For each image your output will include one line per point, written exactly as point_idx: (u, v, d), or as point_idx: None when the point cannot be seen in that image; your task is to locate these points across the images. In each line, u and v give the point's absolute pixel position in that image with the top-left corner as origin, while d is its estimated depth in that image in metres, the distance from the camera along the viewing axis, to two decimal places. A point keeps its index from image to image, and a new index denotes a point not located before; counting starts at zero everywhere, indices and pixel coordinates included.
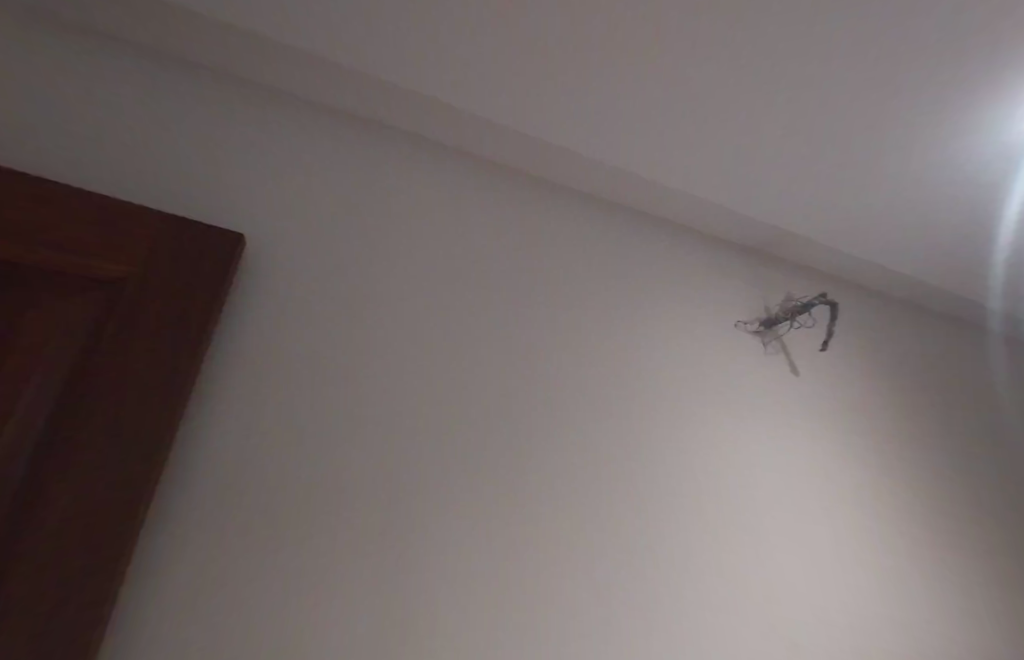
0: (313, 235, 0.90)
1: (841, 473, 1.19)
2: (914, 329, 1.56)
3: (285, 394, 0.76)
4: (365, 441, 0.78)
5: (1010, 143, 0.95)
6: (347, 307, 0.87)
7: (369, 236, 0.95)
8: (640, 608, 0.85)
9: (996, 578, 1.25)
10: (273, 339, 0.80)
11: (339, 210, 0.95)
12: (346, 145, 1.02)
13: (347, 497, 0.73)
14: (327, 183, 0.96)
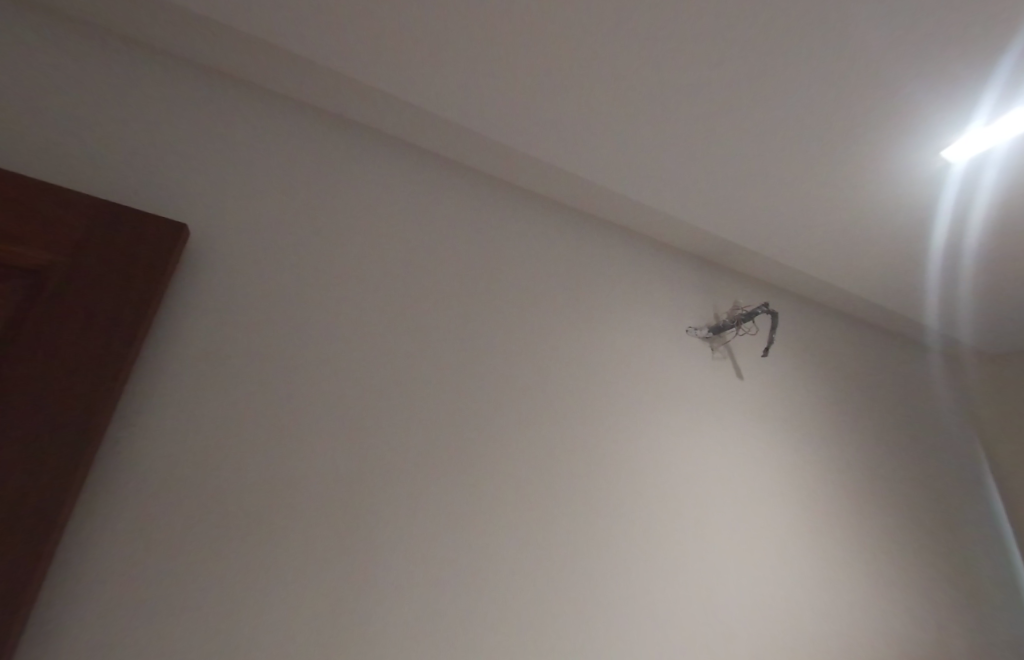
0: (259, 239, 0.81)
1: (778, 469, 1.27)
2: (837, 333, 1.72)
3: (228, 426, 0.69)
4: (322, 475, 0.72)
5: (924, 178, 1.04)
6: (296, 316, 0.79)
7: (320, 239, 0.86)
8: (593, 613, 0.85)
9: (898, 557, 1.41)
10: (213, 362, 0.71)
11: (289, 211, 0.85)
12: (298, 138, 0.92)
13: (300, 539, 0.68)
14: (275, 180, 0.86)
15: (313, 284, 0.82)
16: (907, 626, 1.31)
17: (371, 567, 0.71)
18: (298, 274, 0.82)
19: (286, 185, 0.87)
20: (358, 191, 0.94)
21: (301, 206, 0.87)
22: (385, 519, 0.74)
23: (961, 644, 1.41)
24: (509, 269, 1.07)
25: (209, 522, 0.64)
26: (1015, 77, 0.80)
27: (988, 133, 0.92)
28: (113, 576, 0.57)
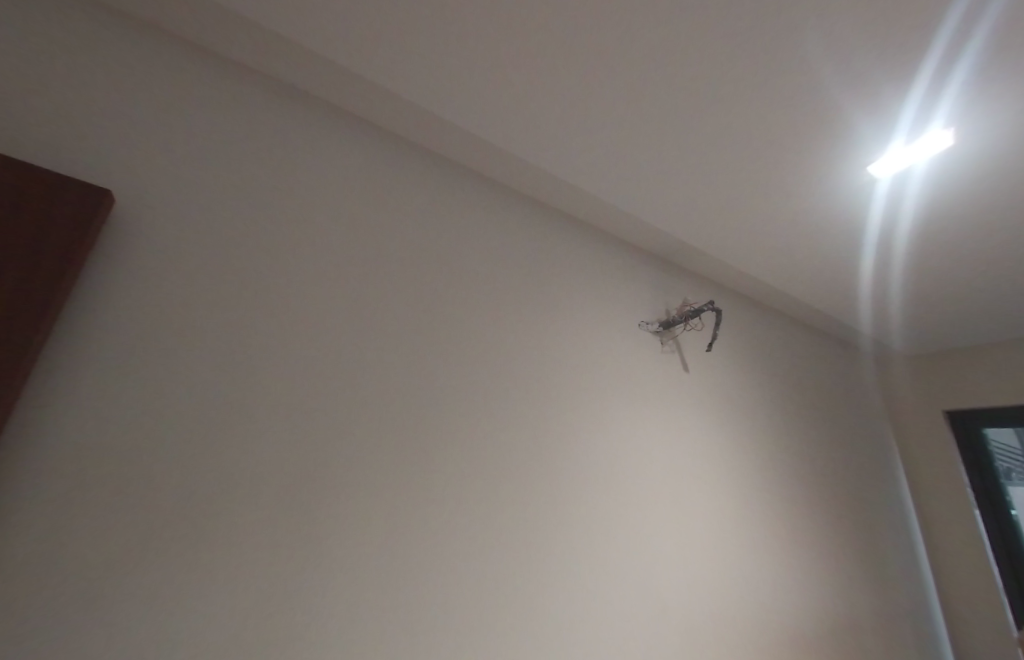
0: (198, 214, 0.76)
1: (713, 457, 1.36)
2: (774, 331, 1.85)
3: (159, 413, 0.65)
4: (263, 464, 0.70)
5: (852, 192, 1.12)
6: (236, 297, 0.75)
7: (264, 217, 0.82)
8: (533, 596, 0.88)
9: (815, 535, 1.55)
10: (145, 345, 0.67)
11: (232, 186, 0.80)
12: (244, 107, 0.86)
13: (241, 530, 0.66)
14: (218, 151, 0.81)
15: (258, 266, 0.79)
16: (819, 596, 1.45)
17: (314, 558, 0.70)
18: (242, 254, 0.78)
19: (230, 158, 0.81)
20: (310, 169, 0.90)
21: (247, 182, 0.82)
22: (329, 510, 0.73)
23: (862, 613, 1.59)
24: (468, 258, 1.07)
25: (137, 514, 0.61)
26: (928, 103, 0.87)
27: (909, 152, 0.99)
28: (26, 563, 0.55)
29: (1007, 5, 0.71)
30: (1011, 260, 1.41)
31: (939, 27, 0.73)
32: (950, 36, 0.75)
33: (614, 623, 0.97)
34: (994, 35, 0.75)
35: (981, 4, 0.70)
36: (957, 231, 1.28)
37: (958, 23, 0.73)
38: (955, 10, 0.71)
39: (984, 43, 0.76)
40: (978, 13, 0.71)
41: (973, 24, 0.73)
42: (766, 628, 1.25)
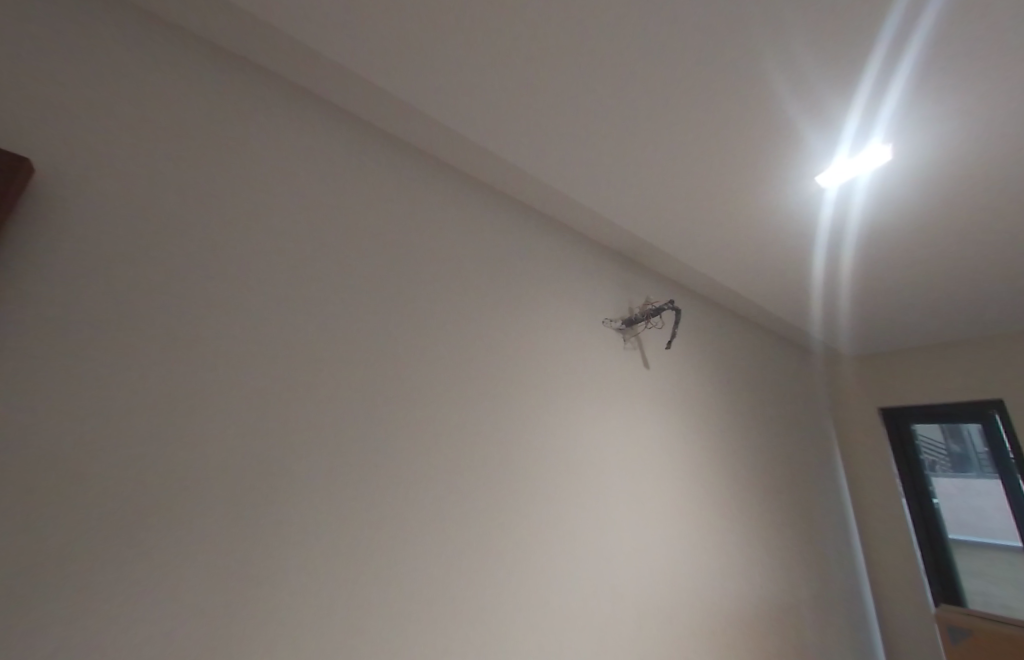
0: (144, 192, 0.71)
1: (667, 450, 1.41)
2: (728, 330, 1.94)
3: (98, 401, 0.62)
4: (214, 455, 0.67)
5: (800, 200, 1.19)
6: (179, 282, 0.71)
7: (212, 197, 0.77)
8: (487, 590, 0.90)
9: (760, 523, 1.65)
10: (81, 327, 0.63)
11: (182, 163, 0.76)
12: (198, 81, 0.82)
13: (188, 522, 0.64)
14: (169, 126, 0.76)
15: (212, 249, 0.75)
16: (761, 580, 1.55)
17: (269, 552, 0.68)
18: (193, 235, 0.74)
19: (181, 134, 0.77)
20: (270, 151, 0.87)
21: (200, 160, 0.78)
22: (285, 502, 0.71)
23: (801, 596, 1.71)
24: (434, 250, 1.06)
25: (63, 510, 0.57)
26: (866, 121, 0.93)
27: (853, 164, 1.06)
28: None
29: (940, 36, 0.76)
30: (938, 268, 1.53)
31: (870, 54, 0.79)
32: (881, 62, 0.80)
33: (567, 612, 1.00)
34: (920, 65, 0.80)
35: (907, 36, 0.76)
36: (893, 240, 1.38)
37: (887, 51, 0.78)
38: (883, 40, 0.76)
39: (911, 70, 0.82)
40: (904, 44, 0.77)
41: (901, 53, 0.78)
42: (713, 614, 1.32)
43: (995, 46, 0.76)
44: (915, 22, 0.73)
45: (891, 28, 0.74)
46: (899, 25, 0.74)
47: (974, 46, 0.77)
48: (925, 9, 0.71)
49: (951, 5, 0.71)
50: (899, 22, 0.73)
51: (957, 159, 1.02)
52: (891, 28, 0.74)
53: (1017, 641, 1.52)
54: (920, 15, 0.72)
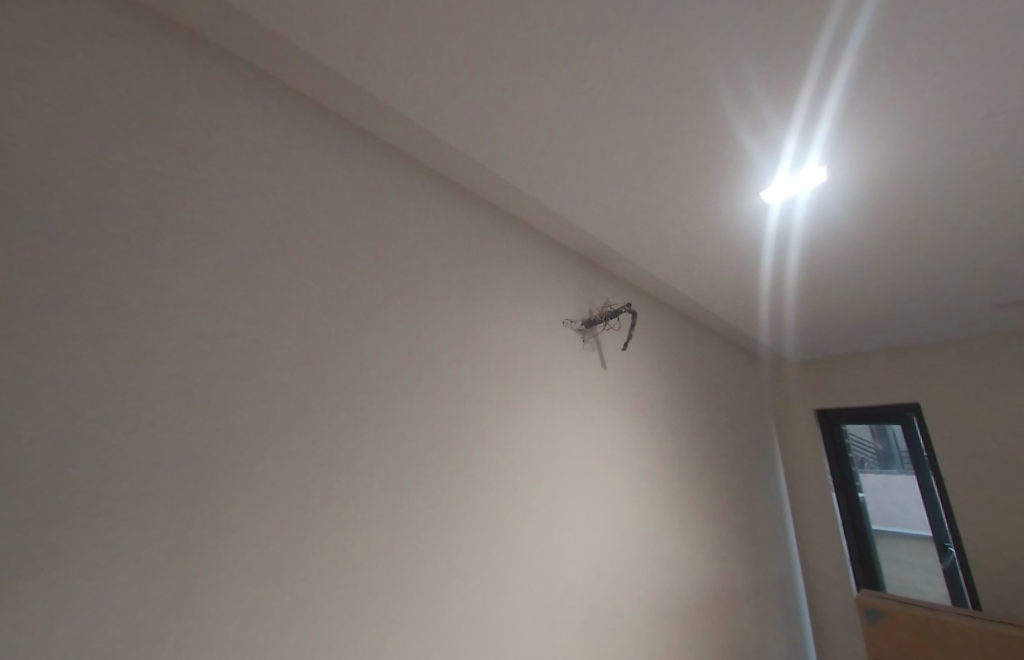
0: (82, 177, 0.68)
1: (621, 449, 1.46)
2: (683, 334, 2.04)
3: (27, 396, 0.60)
4: (153, 453, 0.66)
5: (749, 214, 1.27)
6: (120, 271, 0.68)
7: (158, 183, 0.74)
8: (436, 586, 0.91)
9: (704, 518, 1.74)
10: (9, 320, 0.60)
11: (125, 146, 0.72)
12: (147, 56, 0.77)
13: (124, 521, 0.63)
14: (112, 106, 0.72)
15: (156, 238, 0.72)
16: (703, 571, 1.64)
17: (212, 550, 0.68)
18: (135, 224, 0.71)
19: (126, 114, 0.73)
20: (225, 135, 0.83)
21: (146, 143, 0.74)
22: (231, 500, 0.71)
23: (739, 585, 1.82)
24: (396, 246, 1.05)
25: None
26: (803, 144, 1.01)
27: (793, 183, 1.14)
28: None
29: (863, 74, 0.83)
30: (869, 282, 1.67)
31: (801, 85, 0.86)
32: (811, 94, 0.87)
33: (516, 607, 1.02)
34: (848, 97, 0.88)
35: (830, 73, 0.83)
36: (830, 255, 1.50)
37: (815, 84, 0.85)
38: (810, 75, 0.83)
39: (839, 101, 0.89)
40: (829, 79, 0.84)
41: (827, 86, 0.86)
42: (657, 608, 1.38)
43: (907, 86, 0.85)
44: (837, 60, 0.81)
45: (816, 65, 0.81)
46: (823, 62, 0.81)
47: (892, 85, 0.85)
48: (845, 49, 0.79)
49: (869, 46, 0.78)
50: (823, 59, 0.80)
51: (884, 183, 1.12)
52: (817, 64, 0.81)
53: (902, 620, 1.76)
54: (841, 54, 0.79)
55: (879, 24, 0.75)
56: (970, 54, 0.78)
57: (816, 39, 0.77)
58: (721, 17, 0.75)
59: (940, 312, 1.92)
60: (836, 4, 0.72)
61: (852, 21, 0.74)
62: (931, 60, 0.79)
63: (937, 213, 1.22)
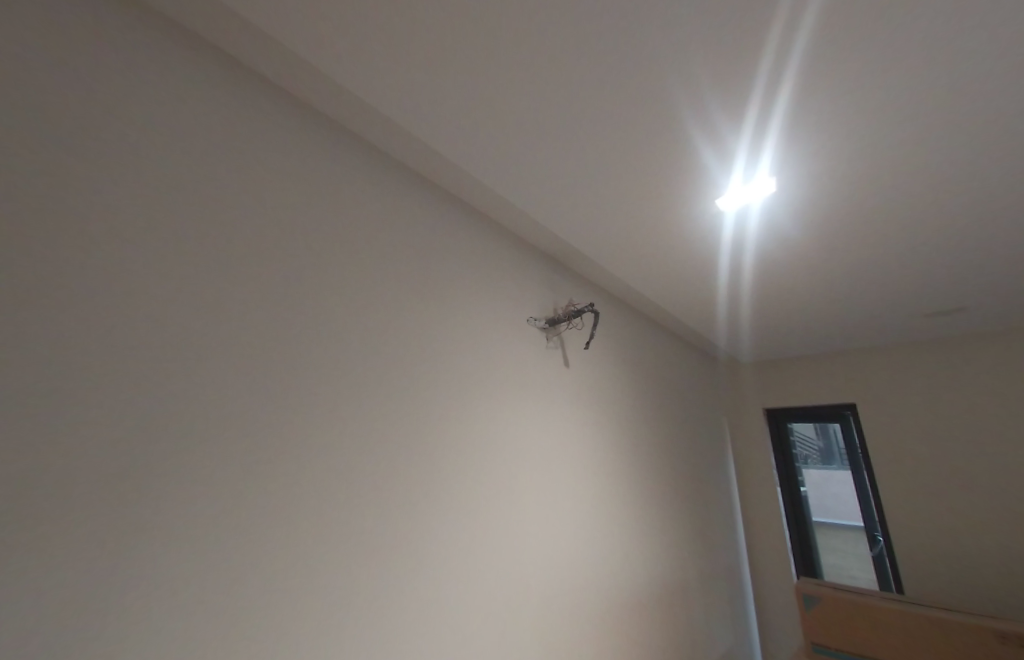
0: (10, 156, 0.64)
1: (580, 446, 1.49)
2: (643, 334, 2.10)
3: None
4: (84, 449, 0.63)
5: (706, 220, 1.32)
6: (49, 258, 0.65)
7: (94, 166, 0.70)
8: (387, 587, 0.89)
9: (658, 512, 1.80)
10: None
11: (60, 126, 0.68)
12: (84, 28, 0.73)
13: (56, 521, 0.60)
14: (43, 80, 0.68)
15: (91, 225, 0.68)
16: (655, 565, 1.69)
17: (151, 550, 0.66)
18: (71, 210, 0.67)
19: (62, 92, 0.69)
20: (174, 119, 0.79)
21: (84, 124, 0.70)
22: (173, 499, 0.69)
23: (689, 576, 1.90)
24: (358, 239, 1.02)
25: None
26: (755, 156, 1.06)
27: (746, 192, 1.19)
28: None
29: (807, 95, 0.88)
30: (815, 289, 1.77)
31: (750, 100, 0.90)
32: (760, 109, 0.92)
33: (470, 607, 1.01)
34: (794, 114, 0.93)
35: (775, 91, 0.87)
36: (781, 262, 1.58)
37: (764, 100, 0.90)
38: (758, 91, 0.87)
39: (786, 118, 0.94)
40: (775, 97, 0.89)
41: (775, 103, 0.90)
42: (610, 603, 1.41)
43: (847, 107, 0.90)
44: (784, 80, 0.85)
45: (762, 82, 0.86)
46: (768, 81, 0.85)
47: (833, 105, 0.90)
48: (788, 69, 0.83)
49: (813, 69, 0.83)
50: (768, 77, 0.85)
51: (827, 196, 1.19)
52: (765, 82, 0.85)
53: (857, 607, 1.85)
54: (785, 73, 0.84)
55: (821, 49, 0.79)
56: (904, 80, 0.84)
57: (762, 57, 0.81)
58: (676, 33, 0.78)
59: (877, 319, 2.06)
60: (778, 28, 0.76)
61: (795, 44, 0.78)
62: (869, 84, 0.85)
63: (876, 226, 1.31)
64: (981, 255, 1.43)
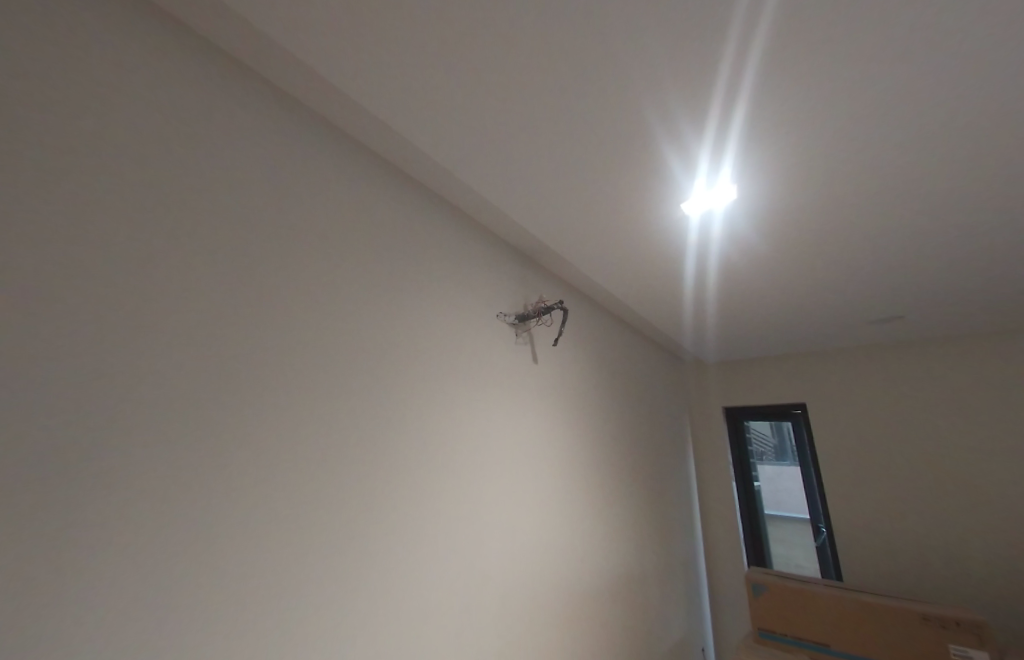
0: None
1: (545, 441, 1.51)
2: (610, 332, 2.15)
3: None
4: (27, 437, 0.60)
5: (673, 222, 1.36)
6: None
7: (42, 137, 0.65)
8: (347, 582, 0.87)
9: (620, 505, 1.86)
10: None
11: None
12: None
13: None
14: None
15: (37, 200, 0.64)
16: (615, 556, 1.74)
17: (95, 546, 0.63)
18: (12, 182, 0.62)
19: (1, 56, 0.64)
20: (132, 91, 0.75)
21: (31, 91, 0.65)
22: (120, 493, 0.65)
23: (648, 567, 1.98)
24: (328, 226, 1.00)
25: None
26: (718, 162, 1.10)
27: (710, 197, 1.24)
28: None
29: (768, 107, 0.92)
30: (772, 294, 1.86)
31: (713, 107, 0.93)
32: (725, 117, 0.95)
33: (430, 599, 1.01)
34: (757, 125, 0.97)
35: (732, 100, 0.91)
36: (740, 267, 1.65)
37: (728, 109, 0.93)
38: (717, 99, 0.91)
39: (749, 127, 0.98)
40: (739, 107, 0.93)
41: (738, 113, 0.94)
42: (569, 593, 1.45)
43: (803, 121, 0.95)
44: (749, 91, 0.89)
45: (721, 91, 0.89)
46: (726, 90, 0.88)
47: (792, 119, 0.95)
48: (744, 81, 0.86)
49: (776, 84, 0.87)
50: (726, 86, 0.88)
51: (784, 205, 1.25)
52: (729, 92, 0.89)
53: (802, 593, 1.96)
54: (741, 84, 0.87)
55: (784, 65, 0.83)
56: (858, 99, 0.89)
57: (729, 69, 0.84)
58: (651, 40, 0.80)
59: (828, 324, 2.19)
60: (746, 41, 0.79)
61: (760, 58, 0.82)
62: (825, 100, 0.90)
63: (827, 235, 1.39)
64: (918, 266, 1.55)
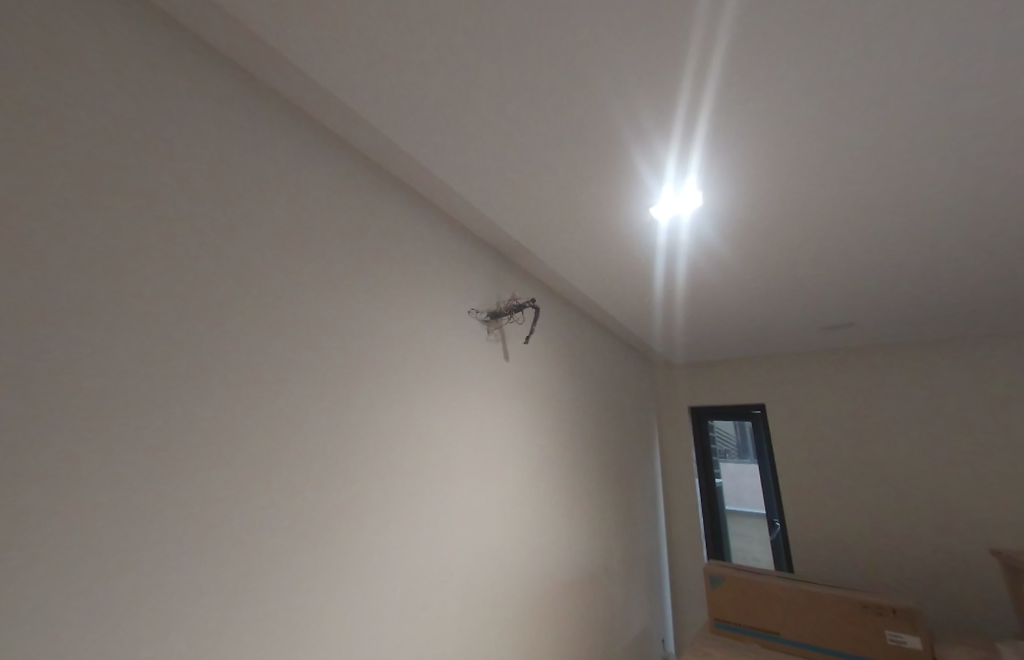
0: None
1: (512, 439, 1.52)
2: (580, 331, 2.18)
3: None
4: None
5: (643, 226, 1.39)
6: None
7: None
8: (309, 581, 0.85)
9: (585, 501, 1.89)
10: None
11: None
12: None
13: None
14: None
15: None
16: (578, 551, 1.77)
17: (32, 554, 0.58)
18: None
19: None
20: (89, 69, 0.70)
21: None
22: (68, 495, 0.61)
23: (611, 561, 2.02)
24: (299, 218, 0.97)
25: None
26: (686, 169, 1.13)
27: (677, 203, 1.28)
28: None
29: (736, 119, 0.96)
30: (734, 298, 1.94)
31: (684, 117, 0.96)
32: (696, 126, 0.99)
33: (392, 597, 1.00)
34: (725, 136, 1.01)
35: (697, 108, 0.93)
36: (705, 271, 1.71)
37: (699, 119, 0.96)
38: (689, 108, 0.93)
39: (717, 138, 1.02)
40: (709, 117, 0.96)
41: (708, 123, 0.98)
42: (531, 589, 1.46)
43: (767, 135, 1.00)
44: (719, 102, 0.92)
45: (693, 101, 0.92)
46: (691, 97, 0.91)
47: (757, 132, 0.99)
48: (709, 90, 0.89)
49: (744, 98, 0.91)
50: (698, 97, 0.91)
51: (747, 213, 1.31)
52: (701, 103, 0.92)
53: (756, 584, 2.05)
54: (706, 93, 0.89)
55: (753, 81, 0.87)
56: (819, 115, 0.94)
57: (702, 80, 0.87)
58: (633, 50, 0.81)
59: (788, 328, 2.29)
60: (719, 56, 0.82)
61: (731, 72, 0.85)
62: (788, 115, 0.94)
63: (786, 243, 1.46)
64: (867, 276, 1.65)
